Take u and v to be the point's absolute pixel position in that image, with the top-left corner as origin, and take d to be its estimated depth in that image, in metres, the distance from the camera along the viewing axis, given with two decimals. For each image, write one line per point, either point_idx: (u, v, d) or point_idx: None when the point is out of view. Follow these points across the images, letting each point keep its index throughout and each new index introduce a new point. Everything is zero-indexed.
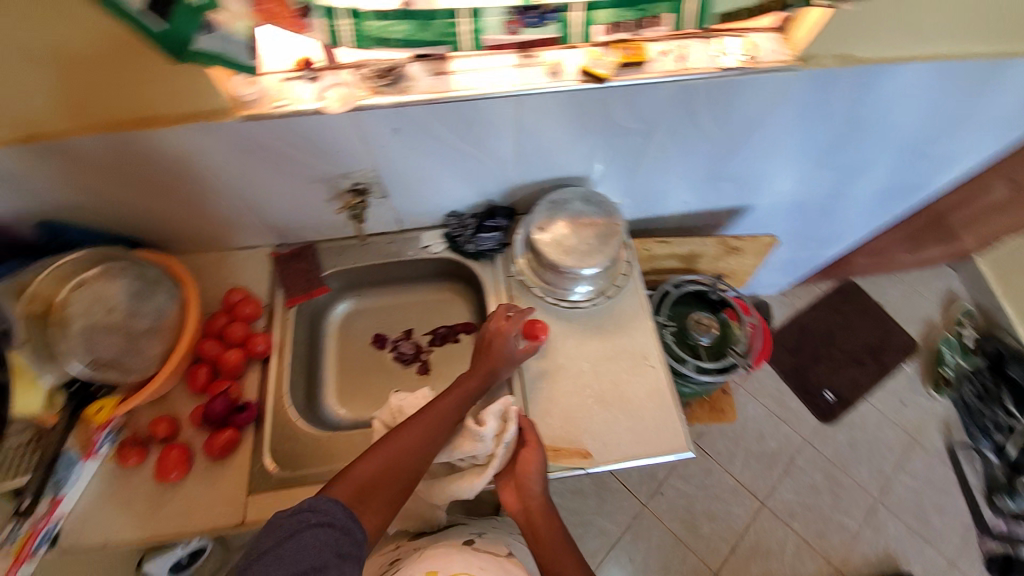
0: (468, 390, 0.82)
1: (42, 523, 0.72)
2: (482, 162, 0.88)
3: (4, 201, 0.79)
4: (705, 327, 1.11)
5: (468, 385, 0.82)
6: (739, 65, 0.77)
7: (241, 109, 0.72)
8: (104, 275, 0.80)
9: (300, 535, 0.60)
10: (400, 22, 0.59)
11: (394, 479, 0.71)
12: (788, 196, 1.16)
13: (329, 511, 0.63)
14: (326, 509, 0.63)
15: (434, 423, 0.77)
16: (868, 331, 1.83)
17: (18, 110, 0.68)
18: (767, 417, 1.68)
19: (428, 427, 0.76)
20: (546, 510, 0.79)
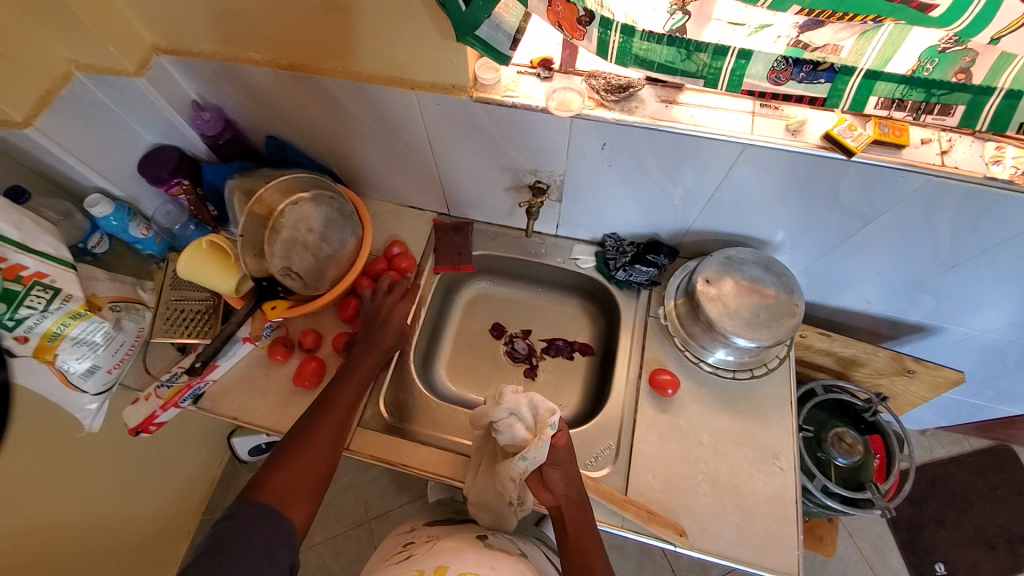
0: (355, 380, 0.81)
1: (194, 380, 0.87)
2: (668, 196, 0.86)
3: (263, 114, 0.94)
4: (846, 446, 0.99)
5: (363, 369, 0.82)
6: (1010, 178, 0.65)
7: (476, 91, 0.77)
8: (312, 198, 0.88)
9: (221, 544, 0.58)
10: (667, 47, 0.59)
11: (308, 479, 0.68)
12: (996, 336, 0.97)
13: (249, 511, 0.62)
14: (247, 511, 0.62)
15: (338, 418, 0.76)
16: (1016, 514, 1.50)
17: (300, 45, 0.78)
18: (858, 562, 1.44)
19: (334, 422, 0.75)
20: (580, 509, 0.75)
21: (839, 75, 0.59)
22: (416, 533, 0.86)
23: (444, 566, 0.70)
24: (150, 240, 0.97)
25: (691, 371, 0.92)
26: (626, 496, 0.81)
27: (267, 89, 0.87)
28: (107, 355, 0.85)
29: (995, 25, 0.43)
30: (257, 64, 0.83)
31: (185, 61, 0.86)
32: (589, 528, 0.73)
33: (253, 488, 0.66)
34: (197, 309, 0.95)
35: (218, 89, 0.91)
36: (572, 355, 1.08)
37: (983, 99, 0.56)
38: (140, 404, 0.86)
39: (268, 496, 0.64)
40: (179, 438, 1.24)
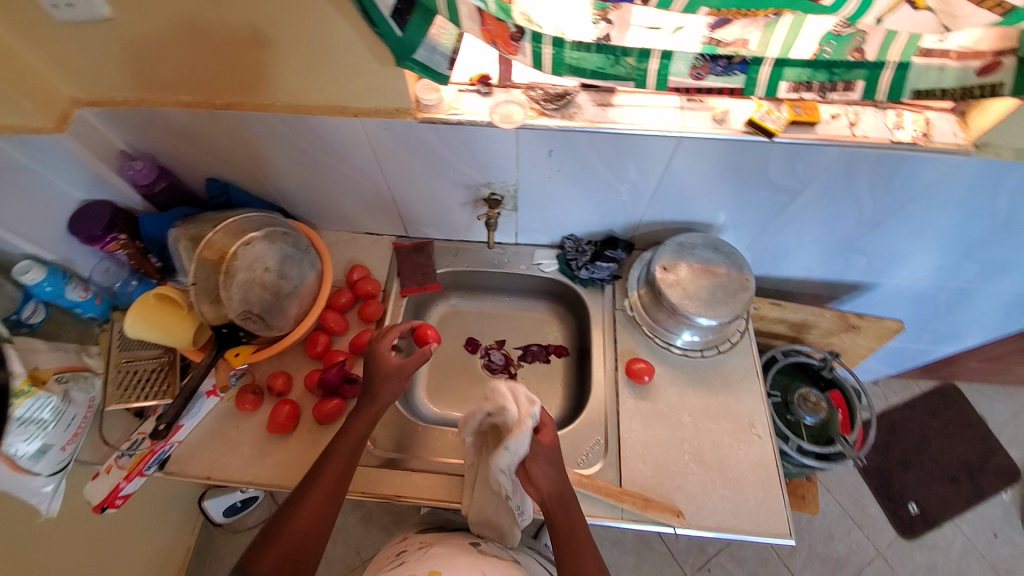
0: (361, 423, 0.76)
1: (158, 445, 0.81)
2: (616, 192, 0.90)
3: (201, 155, 0.91)
4: (811, 405, 1.05)
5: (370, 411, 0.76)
6: (912, 141, 0.74)
7: (420, 111, 0.78)
8: (265, 237, 0.86)
9: None
10: (597, 53, 0.63)
11: (308, 536, 0.67)
12: (920, 284, 1.07)
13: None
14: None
15: (342, 468, 0.73)
16: (969, 445, 1.64)
17: (233, 82, 0.77)
18: (841, 516, 1.52)
19: (337, 471, 0.72)
20: (564, 505, 0.73)
21: (751, 66, 0.64)
22: (408, 542, 0.85)
23: (438, 571, 0.69)
24: (91, 302, 0.91)
25: (663, 355, 0.96)
26: (620, 487, 0.83)
27: (203, 131, 0.85)
28: (59, 432, 0.79)
29: (876, 7, 0.49)
30: (191, 107, 0.81)
31: (112, 111, 0.83)
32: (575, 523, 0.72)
33: (258, 547, 0.66)
34: (151, 367, 0.90)
35: (150, 136, 0.88)
36: (549, 358, 1.10)
37: (878, 72, 0.63)
38: (104, 478, 0.80)
39: (273, 557, 0.65)
40: (145, 512, 1.15)
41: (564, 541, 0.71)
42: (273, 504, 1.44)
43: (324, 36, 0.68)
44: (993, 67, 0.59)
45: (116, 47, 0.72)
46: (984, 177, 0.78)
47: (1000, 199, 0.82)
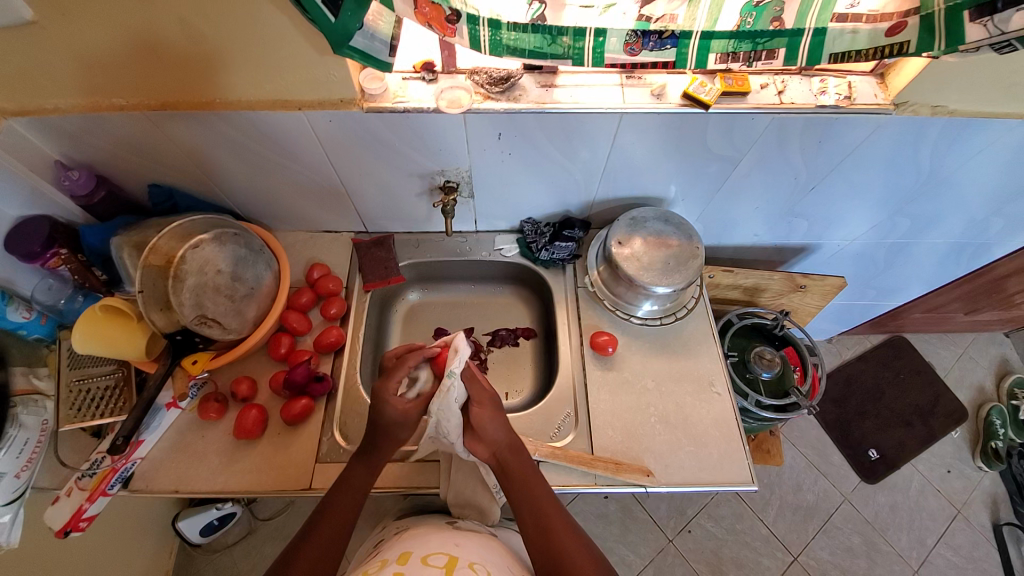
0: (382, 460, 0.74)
1: (119, 463, 0.79)
2: (568, 172, 0.92)
3: (141, 161, 0.88)
4: (767, 361, 1.11)
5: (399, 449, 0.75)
6: (837, 104, 0.79)
7: (365, 101, 0.78)
8: (214, 238, 0.83)
9: None
10: (532, 34, 0.64)
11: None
12: (860, 241, 1.15)
13: None
14: None
15: (357, 505, 0.72)
16: (918, 392, 1.77)
17: (167, 81, 0.75)
18: (807, 467, 1.61)
19: (351, 506, 0.72)
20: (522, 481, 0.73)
21: (681, 39, 0.66)
22: (386, 530, 0.86)
23: (409, 551, 0.67)
24: (36, 322, 0.87)
25: (624, 326, 0.99)
26: (592, 455, 0.86)
27: (141, 134, 0.82)
28: (10, 459, 0.77)
29: None
30: (124, 110, 0.78)
31: (42, 120, 0.79)
32: (537, 494, 0.72)
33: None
34: (106, 385, 0.86)
35: (83, 144, 0.84)
36: (517, 341, 1.12)
37: (797, 40, 0.65)
38: (64, 502, 0.78)
39: None
40: (116, 535, 1.11)
41: (531, 516, 0.70)
42: (252, 520, 1.41)
43: (259, 27, 0.66)
44: (899, 26, 0.63)
45: (35, 51, 0.69)
46: (903, 133, 0.83)
47: (921, 153, 0.88)
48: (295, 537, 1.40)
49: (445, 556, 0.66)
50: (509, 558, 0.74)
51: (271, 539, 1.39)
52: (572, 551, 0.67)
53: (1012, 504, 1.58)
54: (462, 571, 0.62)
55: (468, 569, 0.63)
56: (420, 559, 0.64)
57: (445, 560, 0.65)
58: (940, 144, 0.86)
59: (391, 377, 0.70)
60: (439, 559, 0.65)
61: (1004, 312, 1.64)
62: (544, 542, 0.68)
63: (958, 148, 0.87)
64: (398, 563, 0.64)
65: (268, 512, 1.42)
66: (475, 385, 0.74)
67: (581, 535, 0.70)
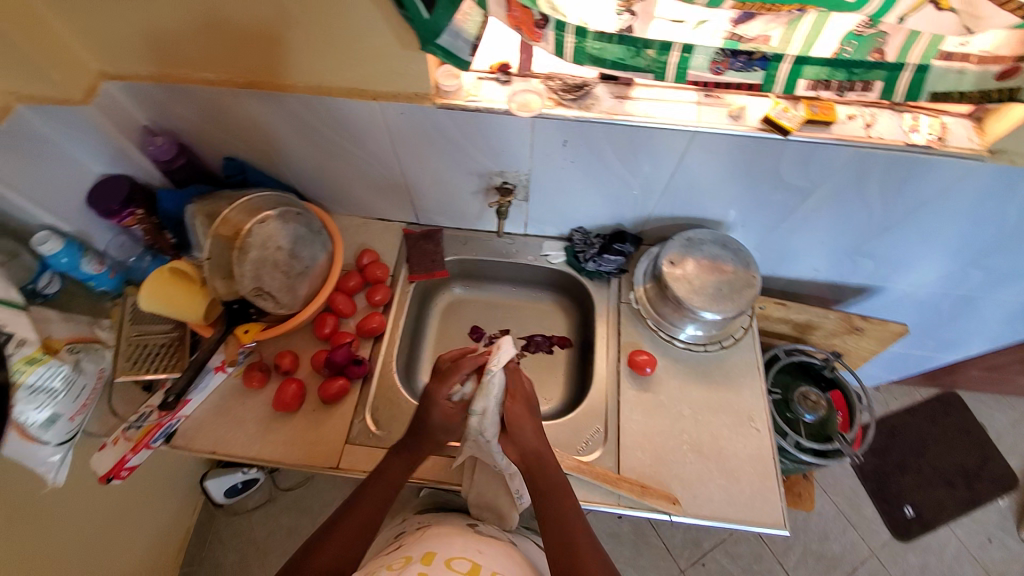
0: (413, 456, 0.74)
1: (164, 419, 0.82)
2: (627, 185, 0.91)
3: (218, 134, 0.92)
4: (811, 403, 1.06)
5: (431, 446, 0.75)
6: (927, 144, 0.74)
7: (438, 97, 0.79)
8: (279, 216, 0.86)
9: None
10: (617, 45, 0.63)
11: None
12: (927, 289, 1.08)
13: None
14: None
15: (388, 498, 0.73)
16: (966, 453, 1.65)
17: (255, 61, 0.78)
18: (836, 517, 1.53)
19: (379, 495, 0.73)
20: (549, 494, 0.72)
21: (771, 62, 0.65)
22: (408, 523, 0.87)
23: (433, 551, 0.68)
24: (105, 276, 0.92)
25: (665, 348, 0.97)
26: (619, 475, 0.85)
27: (222, 108, 0.86)
28: (69, 402, 0.80)
29: (900, 8, 0.50)
30: (211, 84, 0.81)
31: (135, 86, 0.83)
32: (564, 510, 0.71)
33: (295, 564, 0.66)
34: (162, 342, 0.93)
35: (168, 111, 0.88)
36: (552, 349, 1.11)
37: (896, 74, 0.63)
38: (109, 449, 0.81)
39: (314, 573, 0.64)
40: (149, 484, 1.16)
41: (556, 533, 0.69)
42: (272, 489, 1.45)
43: (351, 20, 0.68)
44: (1012, 71, 0.59)
45: (141, 21, 0.73)
46: (996, 182, 0.78)
47: (1013, 204, 0.82)
48: (310, 511, 1.43)
49: (467, 563, 0.66)
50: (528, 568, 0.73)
51: (287, 510, 1.43)
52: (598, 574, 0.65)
53: None
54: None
55: None
56: (444, 562, 0.65)
57: (468, 567, 0.65)
58: None
59: (446, 380, 0.74)
60: (462, 564, 0.65)
61: None
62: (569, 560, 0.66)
63: None
64: (423, 563, 0.64)
65: (288, 483, 1.46)
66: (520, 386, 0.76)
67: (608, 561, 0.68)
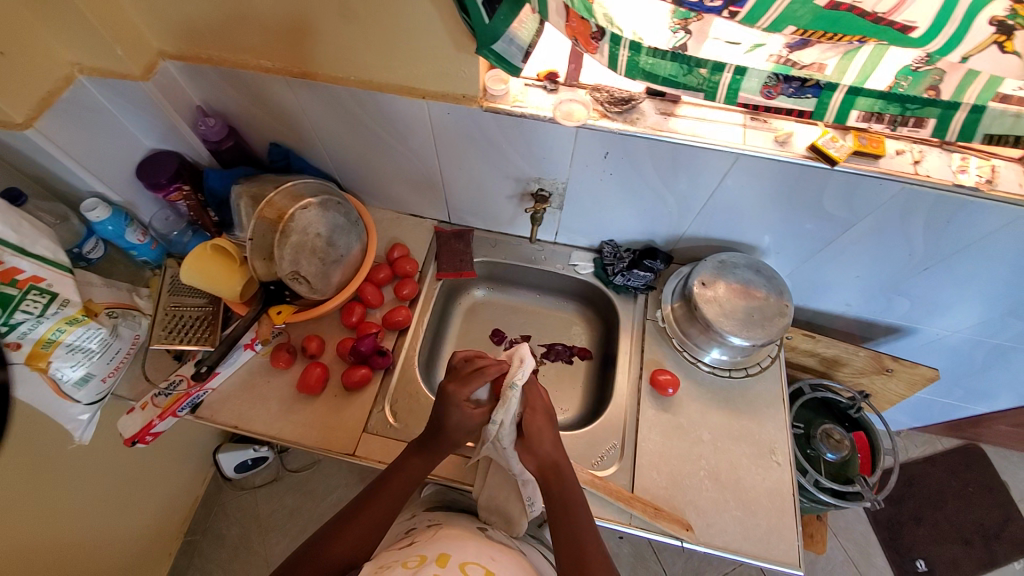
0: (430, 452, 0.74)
1: (193, 389, 0.84)
2: (664, 202, 0.91)
3: (268, 119, 0.95)
4: (834, 442, 1.04)
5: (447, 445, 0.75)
6: (976, 186, 0.73)
7: (485, 100, 0.81)
8: (320, 204, 0.88)
9: None
10: (671, 61, 0.64)
11: (348, 569, 0.67)
12: (962, 335, 1.05)
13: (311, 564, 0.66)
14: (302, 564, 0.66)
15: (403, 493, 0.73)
16: (988, 511, 1.59)
17: (312, 52, 0.80)
18: (845, 563, 1.48)
19: (393, 488, 0.73)
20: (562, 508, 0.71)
21: (824, 90, 0.65)
22: (418, 520, 0.87)
23: (447, 553, 0.67)
24: (146, 246, 0.95)
25: (689, 370, 0.96)
26: (632, 493, 0.84)
27: (276, 95, 0.89)
28: (102, 364, 0.84)
29: (966, 44, 0.50)
30: (268, 71, 0.84)
31: (194, 67, 0.87)
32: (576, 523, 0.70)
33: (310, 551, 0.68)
34: (196, 315, 0.93)
35: (224, 95, 0.92)
36: (572, 359, 1.10)
37: (951, 113, 0.62)
38: (138, 412, 0.84)
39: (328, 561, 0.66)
40: (164, 454, 1.19)
41: (566, 547, 0.68)
42: (280, 468, 1.47)
43: (408, 21, 0.71)
44: None
45: (211, 8, 0.76)
46: None
47: None
48: (314, 498, 1.44)
49: (481, 570, 0.65)
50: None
51: (292, 491, 1.44)
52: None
53: None
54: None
55: None
56: (458, 566, 0.64)
57: (482, 574, 0.64)
58: None
59: (466, 384, 0.72)
60: (476, 571, 0.64)
61: None
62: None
63: None
64: (437, 564, 0.63)
65: (295, 466, 1.48)
66: (540, 393, 0.77)
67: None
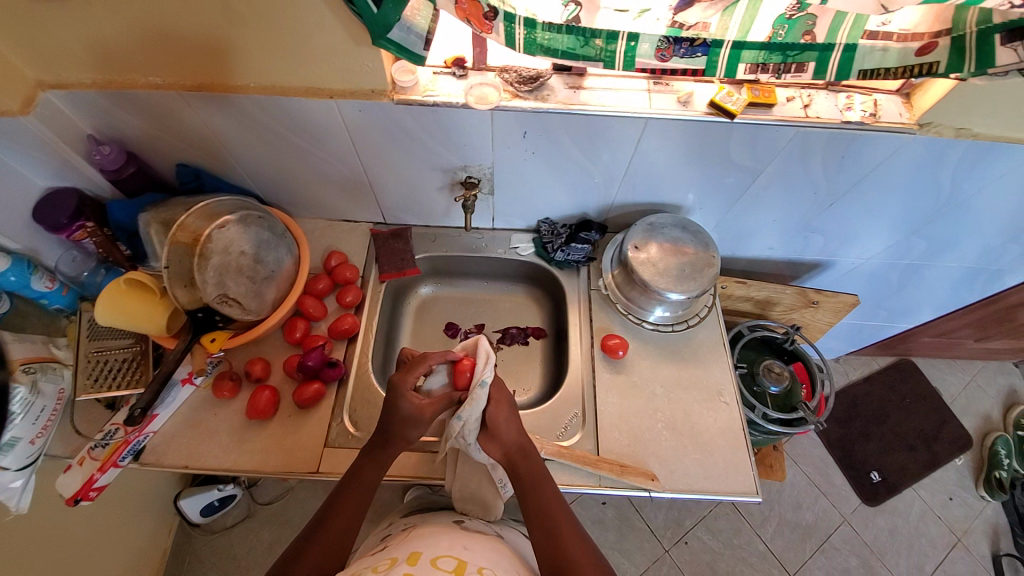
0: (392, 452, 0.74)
1: (132, 435, 0.80)
2: (589, 174, 0.93)
3: (171, 140, 0.90)
4: (775, 375, 1.12)
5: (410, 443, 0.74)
6: (862, 121, 0.79)
7: (396, 93, 0.80)
8: (239, 220, 0.85)
9: None
10: (566, 35, 0.65)
11: None
12: (874, 261, 1.15)
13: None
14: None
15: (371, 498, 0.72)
16: (924, 417, 1.75)
17: (204, 62, 0.76)
18: (807, 486, 1.60)
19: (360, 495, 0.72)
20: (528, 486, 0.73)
21: (712, 48, 0.67)
22: (394, 525, 0.88)
23: (418, 551, 0.68)
24: (57, 293, 0.89)
25: (636, 331, 1.00)
26: (598, 456, 0.87)
27: (174, 114, 0.84)
28: (27, 425, 0.78)
29: None
30: (159, 88, 0.80)
31: (78, 94, 0.80)
32: (545, 498, 0.71)
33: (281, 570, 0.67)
34: (123, 357, 0.88)
35: (116, 119, 0.86)
36: (527, 340, 1.12)
37: (828, 54, 0.66)
38: (75, 470, 0.79)
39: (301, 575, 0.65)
40: (119, 509, 1.12)
41: (537, 522, 0.70)
42: (252, 503, 1.42)
43: (299, 18, 0.69)
44: (930, 47, 0.63)
45: (80, 26, 0.71)
46: (924, 154, 0.84)
47: (942, 175, 0.88)
48: (292, 524, 1.40)
49: (453, 559, 0.66)
50: (516, 562, 0.74)
51: (268, 522, 1.40)
52: (580, 559, 0.66)
53: (1014, 537, 1.56)
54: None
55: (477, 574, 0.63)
56: (429, 561, 0.64)
57: (454, 564, 0.65)
58: (961, 168, 0.87)
59: (411, 372, 0.74)
60: (448, 562, 0.65)
61: (1015, 341, 1.63)
62: (552, 549, 0.67)
63: (979, 172, 0.87)
64: (408, 563, 0.64)
65: (267, 496, 1.43)
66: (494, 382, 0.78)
67: (590, 545, 0.69)
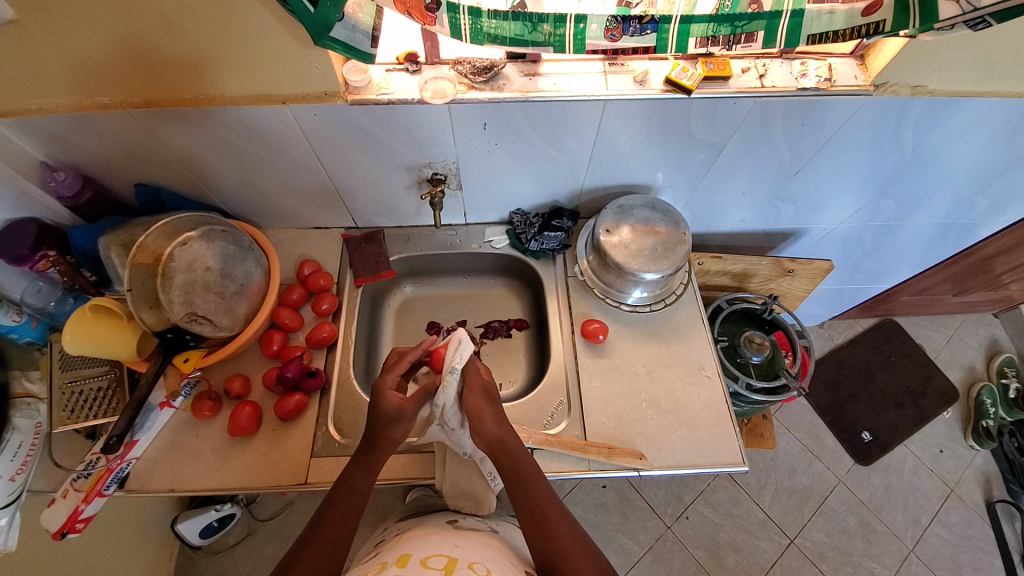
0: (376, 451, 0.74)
1: (114, 463, 0.79)
2: (554, 161, 0.93)
3: (126, 160, 0.87)
4: (757, 345, 1.13)
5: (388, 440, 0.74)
6: (818, 86, 0.79)
7: (349, 93, 0.78)
8: (202, 236, 0.85)
9: None
10: (513, 21, 0.65)
11: None
12: (846, 224, 1.16)
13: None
14: None
15: (354, 505, 0.71)
16: (910, 373, 1.79)
17: (147, 76, 0.74)
18: (801, 451, 1.63)
19: (346, 502, 0.71)
20: (516, 481, 0.72)
21: (660, 24, 0.67)
22: (388, 531, 0.87)
23: (407, 553, 0.68)
24: (26, 326, 0.87)
25: (615, 314, 1.00)
26: (586, 441, 0.87)
27: (125, 132, 0.82)
28: (4, 462, 0.77)
29: None
30: (106, 108, 0.77)
31: (26, 121, 0.78)
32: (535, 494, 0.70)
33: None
34: (98, 387, 0.86)
35: (67, 144, 0.83)
36: (510, 332, 1.12)
37: (776, 22, 0.65)
38: (60, 502, 0.78)
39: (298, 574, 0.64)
40: (113, 538, 1.11)
41: (529, 517, 0.69)
42: (252, 521, 1.42)
43: (242, 23, 0.67)
44: (875, 6, 0.63)
45: (11, 50, 0.68)
46: (883, 114, 0.84)
47: (902, 133, 0.89)
48: (294, 535, 1.40)
49: (444, 558, 0.66)
50: (513, 557, 0.75)
51: (271, 538, 1.40)
52: (575, 554, 0.66)
53: (1004, 482, 1.60)
54: (462, 571, 0.63)
55: (467, 569, 0.63)
56: (419, 561, 0.65)
57: (444, 562, 0.65)
58: (922, 125, 0.87)
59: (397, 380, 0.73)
60: (438, 561, 0.65)
61: (992, 292, 1.66)
62: (544, 542, 0.67)
63: (938, 128, 0.88)
64: (398, 566, 0.64)
65: (267, 512, 1.43)
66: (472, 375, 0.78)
67: (585, 537, 0.69)
